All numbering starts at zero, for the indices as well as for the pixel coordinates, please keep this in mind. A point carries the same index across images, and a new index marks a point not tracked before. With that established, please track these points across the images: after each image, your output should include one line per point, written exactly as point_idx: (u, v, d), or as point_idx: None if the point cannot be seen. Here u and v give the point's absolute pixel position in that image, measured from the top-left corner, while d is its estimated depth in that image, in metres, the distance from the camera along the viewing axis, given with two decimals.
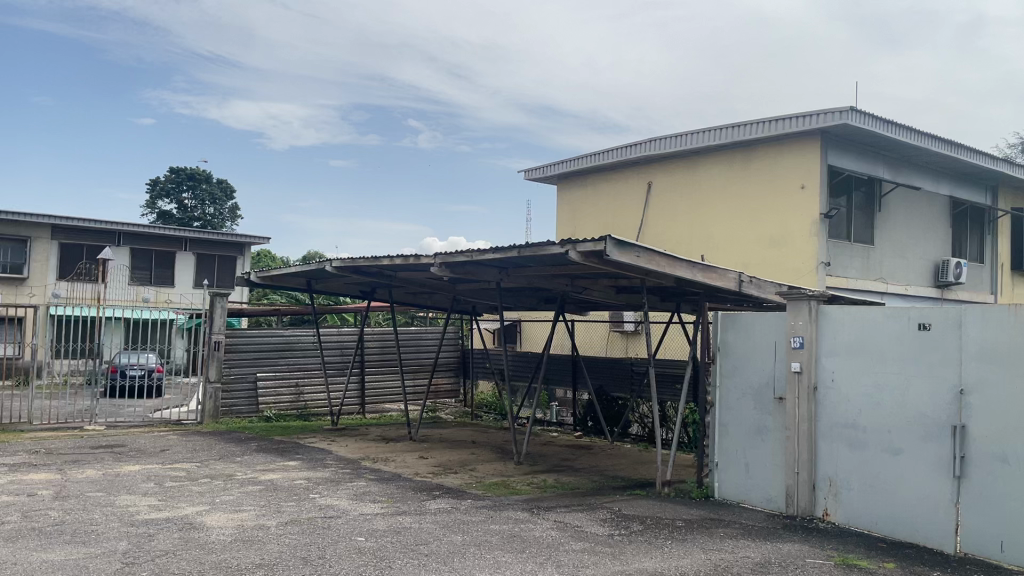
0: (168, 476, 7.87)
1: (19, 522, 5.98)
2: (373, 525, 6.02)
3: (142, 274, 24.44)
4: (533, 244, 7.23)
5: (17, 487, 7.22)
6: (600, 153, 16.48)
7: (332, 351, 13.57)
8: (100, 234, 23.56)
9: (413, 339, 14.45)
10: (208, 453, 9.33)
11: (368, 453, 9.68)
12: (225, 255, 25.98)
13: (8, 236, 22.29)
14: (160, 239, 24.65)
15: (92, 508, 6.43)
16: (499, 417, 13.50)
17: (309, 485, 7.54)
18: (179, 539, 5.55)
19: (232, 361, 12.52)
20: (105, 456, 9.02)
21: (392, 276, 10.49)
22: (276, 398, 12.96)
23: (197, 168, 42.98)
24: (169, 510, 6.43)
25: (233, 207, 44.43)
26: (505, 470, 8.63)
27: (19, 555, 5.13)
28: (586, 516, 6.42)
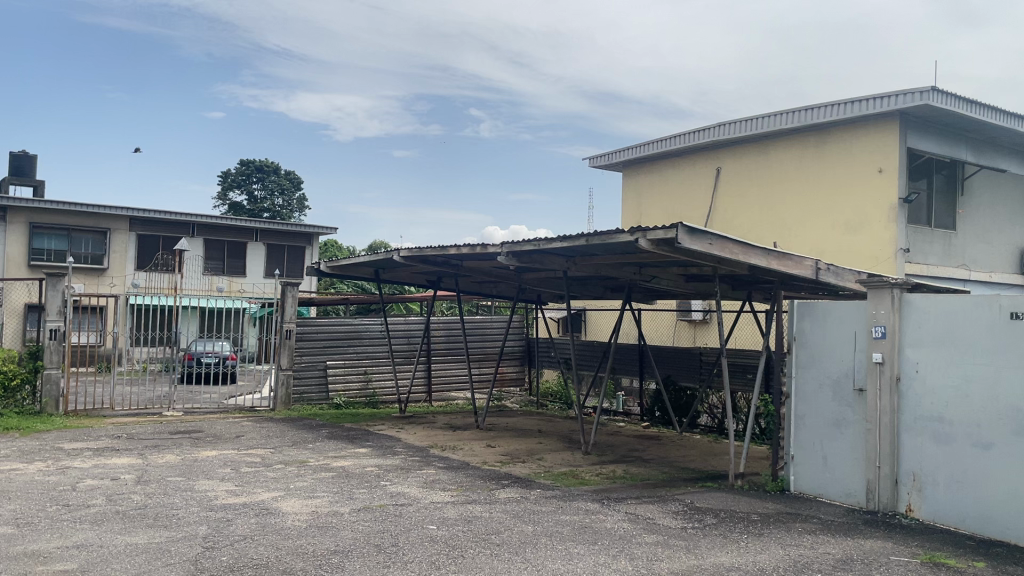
0: (244, 462, 8.05)
1: (104, 505, 6.19)
2: (445, 514, 6.04)
3: (215, 264, 25.08)
4: (601, 233, 7.13)
5: (101, 471, 7.48)
6: (668, 139, 16.19)
7: (399, 339, 13.71)
8: (176, 225, 24.28)
9: (478, 328, 14.50)
10: (281, 439, 9.51)
11: (436, 441, 9.74)
12: (294, 245, 26.51)
13: (90, 228, 23.14)
14: (233, 230, 25.26)
15: (172, 492, 6.62)
16: (565, 406, 13.43)
17: (380, 472, 7.62)
18: (257, 524, 5.66)
19: (304, 348, 12.80)
20: (184, 441, 9.28)
21: (458, 265, 10.51)
22: (345, 385, 13.14)
23: (265, 160, 44.03)
24: (246, 495, 6.57)
25: (300, 198, 45.25)
26: (574, 460, 8.57)
27: (105, 538, 5.30)
28: (658, 509, 6.32)
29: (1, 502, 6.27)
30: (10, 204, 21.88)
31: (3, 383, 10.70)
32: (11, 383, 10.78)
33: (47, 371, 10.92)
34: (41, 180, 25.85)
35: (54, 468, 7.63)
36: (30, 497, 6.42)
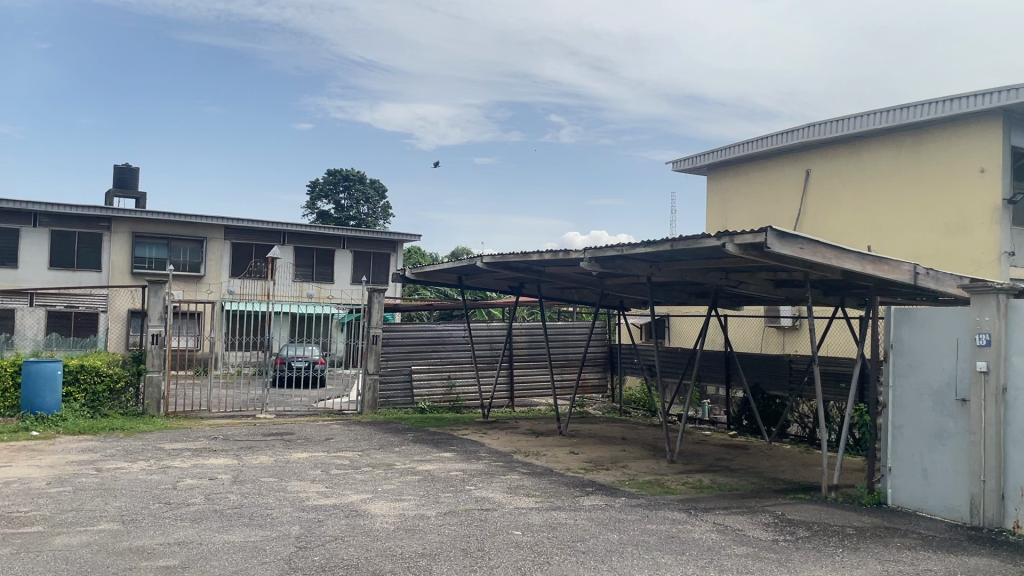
0: (333, 464, 8.24)
1: (203, 504, 6.44)
2: (530, 520, 6.04)
3: (304, 271, 25.81)
4: (687, 238, 7.03)
5: (200, 471, 7.79)
6: (754, 141, 15.88)
7: (482, 345, 13.81)
8: (268, 233, 25.12)
9: (561, 334, 14.48)
10: (368, 442, 9.71)
11: (519, 446, 9.77)
12: (379, 252, 27.05)
13: (187, 236, 24.15)
14: (322, 237, 25.98)
15: (267, 492, 6.84)
16: (649, 414, 13.28)
17: (465, 477, 7.69)
18: (347, 525, 5.79)
19: (390, 353, 13.05)
20: (277, 443, 9.58)
21: (541, 272, 10.51)
22: (429, 390, 13.32)
23: (351, 169, 45.16)
24: (336, 497, 6.73)
25: (385, 205, 46.12)
26: (659, 469, 8.45)
27: (205, 536, 5.51)
28: (747, 520, 6.18)
29: (108, 499, 6.59)
30: (114, 215, 23.03)
31: (109, 385, 11.30)
32: (117, 386, 11.37)
33: (150, 374, 11.46)
34: (143, 192, 27.09)
35: (156, 467, 7.99)
36: (134, 495, 6.74)
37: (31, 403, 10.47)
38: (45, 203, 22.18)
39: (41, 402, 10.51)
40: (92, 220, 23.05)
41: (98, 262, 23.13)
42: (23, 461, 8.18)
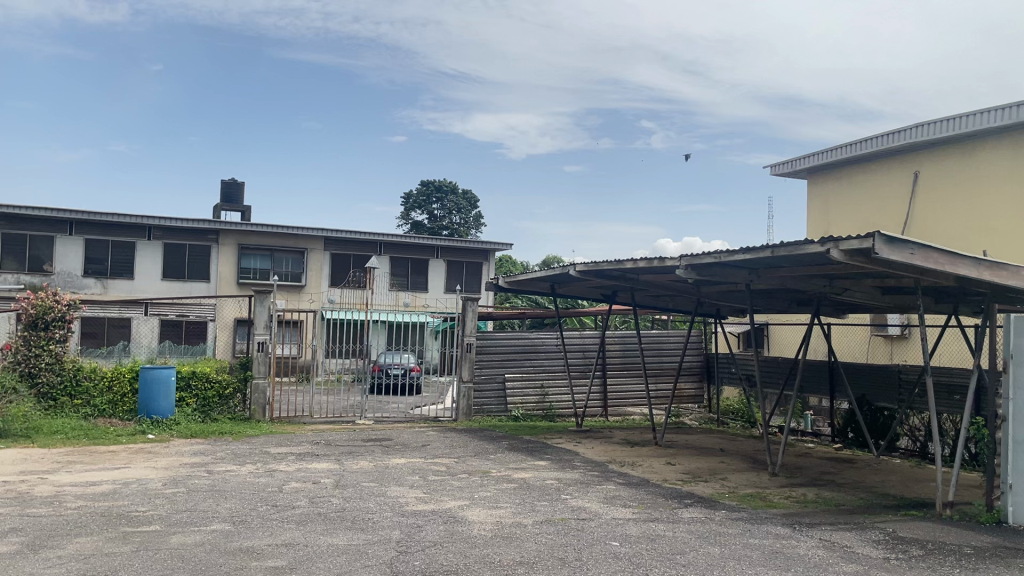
0: (430, 471, 8.36)
1: (308, 507, 6.64)
2: (627, 531, 5.97)
3: (400, 280, 26.36)
4: (789, 245, 6.83)
5: (303, 475, 8.04)
6: (857, 142, 15.37)
7: (575, 353, 13.74)
8: (365, 244, 25.78)
9: (655, 342, 14.29)
10: (464, 449, 9.81)
11: (615, 456, 9.68)
12: (472, 261, 27.35)
13: (290, 248, 25.04)
14: (417, 247, 26.48)
15: (367, 497, 7.00)
16: (748, 425, 12.94)
17: (560, 486, 7.66)
18: (445, 531, 5.86)
19: (484, 361, 13.16)
20: (375, 449, 9.80)
21: (635, 280, 10.39)
22: (523, 398, 13.36)
23: (444, 180, 45.94)
24: (434, 502, 6.82)
25: (477, 216, 46.69)
26: (760, 482, 8.21)
27: (310, 538, 5.68)
28: (856, 537, 5.93)
29: (219, 500, 6.88)
30: (222, 228, 24.11)
31: (218, 391, 11.81)
32: (225, 392, 11.86)
33: (256, 380, 11.90)
34: (248, 205, 28.25)
35: (263, 470, 8.31)
36: (243, 497, 7.01)
37: (148, 407, 11.07)
38: (159, 218, 23.41)
39: (156, 407, 11.09)
40: (202, 233, 24.17)
41: (207, 272, 24.24)
42: (141, 462, 8.64)
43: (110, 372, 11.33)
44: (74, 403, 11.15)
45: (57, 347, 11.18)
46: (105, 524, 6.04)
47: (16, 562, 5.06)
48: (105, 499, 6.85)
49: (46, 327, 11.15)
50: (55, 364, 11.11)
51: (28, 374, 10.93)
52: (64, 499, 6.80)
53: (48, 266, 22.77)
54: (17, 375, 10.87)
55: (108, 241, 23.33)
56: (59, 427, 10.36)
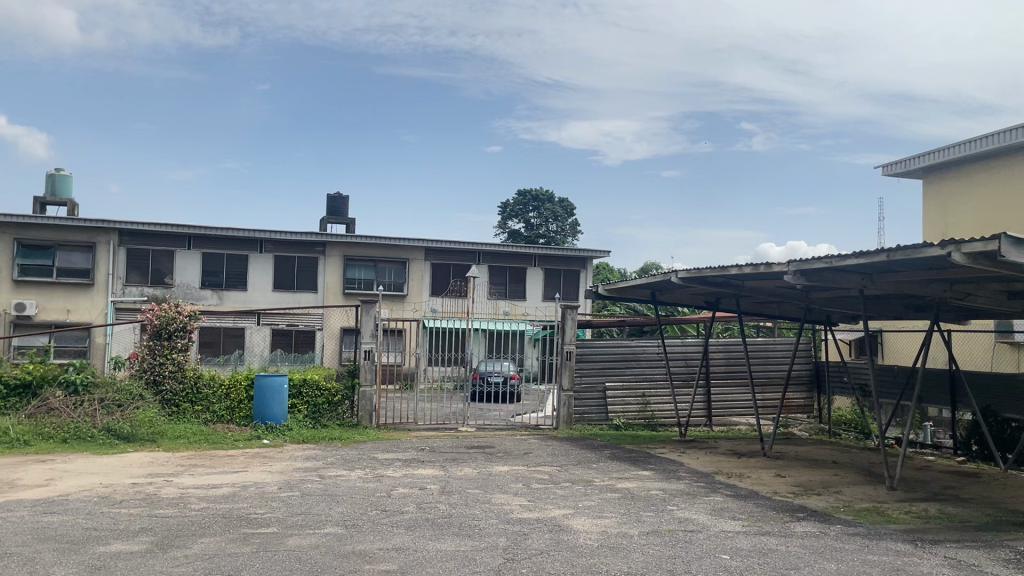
0: (533, 479, 8.39)
1: (416, 512, 6.78)
2: (738, 544, 5.84)
3: (499, 289, 26.62)
4: (906, 248, 6.53)
5: (410, 481, 8.21)
6: (975, 140, 14.63)
7: (677, 361, 13.52)
8: (464, 254, 26.17)
9: (761, 350, 13.90)
10: (566, 458, 9.81)
11: (721, 467, 9.47)
12: (570, 269, 27.32)
13: (393, 258, 25.67)
14: (515, 256, 26.67)
15: (473, 504, 7.08)
16: (861, 436, 12.42)
17: (665, 496, 7.55)
18: (551, 540, 5.86)
19: (584, 369, 13.13)
20: (479, 456, 9.92)
21: (741, 287, 10.16)
22: (624, 407, 13.24)
23: (541, 189, 46.17)
24: (539, 510, 6.84)
25: (573, 224, 46.67)
26: (876, 496, 7.86)
27: (419, 543, 5.80)
28: (984, 555, 5.60)
29: (332, 504, 7.10)
30: (328, 240, 24.93)
31: (328, 398, 12.21)
32: (334, 399, 12.24)
33: (363, 388, 12.24)
34: (352, 218, 29.12)
35: (371, 476, 8.53)
36: (354, 501, 7.22)
37: (262, 413, 11.53)
38: (269, 231, 24.43)
39: (270, 413, 11.54)
40: (309, 245, 25.08)
41: (315, 283, 25.12)
42: (257, 466, 9.02)
43: (228, 380, 11.88)
44: (195, 409, 11.73)
45: (179, 356, 11.81)
46: (226, 525, 6.33)
47: (147, 560, 5.36)
48: (225, 501, 7.19)
49: (169, 337, 11.82)
50: (178, 371, 11.71)
51: (153, 381, 11.63)
52: (187, 500, 7.16)
53: (169, 279, 24.07)
54: (143, 383, 11.59)
55: (223, 254, 24.49)
56: (181, 431, 10.93)
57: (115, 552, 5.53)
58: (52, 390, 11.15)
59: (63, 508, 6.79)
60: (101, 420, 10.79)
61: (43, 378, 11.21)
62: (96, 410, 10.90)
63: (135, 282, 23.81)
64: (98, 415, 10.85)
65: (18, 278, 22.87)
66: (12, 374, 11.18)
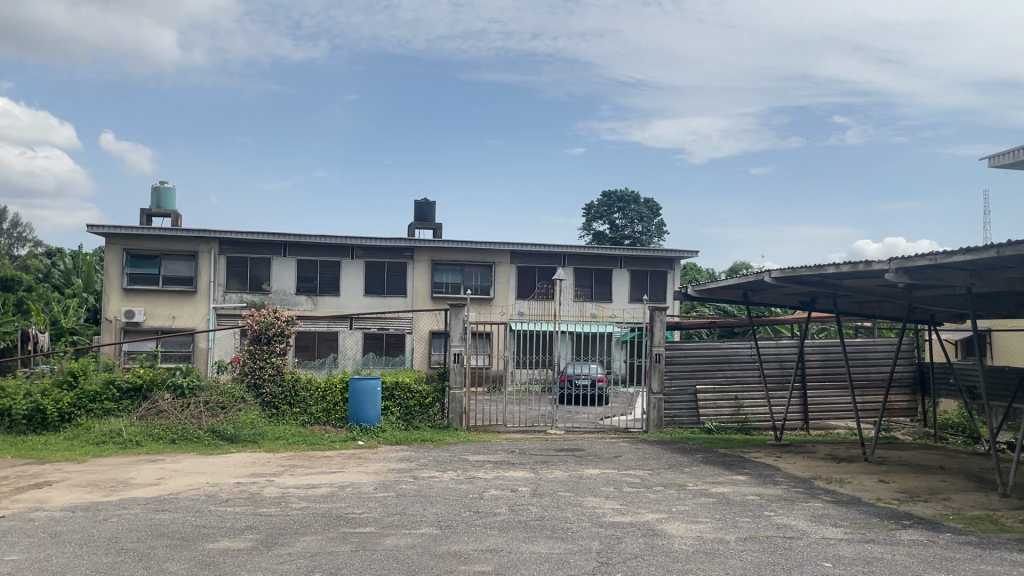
0: (625, 482, 8.32)
1: (508, 514, 6.83)
2: (840, 551, 5.65)
3: (585, 291, 26.53)
4: (1018, 243, 6.20)
5: (502, 483, 8.27)
6: None
7: (771, 363, 13.18)
8: (550, 256, 26.20)
9: (860, 351, 13.43)
10: (658, 461, 9.70)
11: (820, 472, 9.19)
12: (657, 270, 27.00)
13: (479, 262, 25.91)
14: (600, 258, 26.55)
15: (565, 507, 7.07)
16: (970, 441, 11.85)
17: (763, 502, 7.37)
18: (645, 544, 5.81)
19: (674, 372, 12.96)
20: (569, 459, 9.90)
21: (838, 286, 9.83)
22: (716, 410, 12.99)
23: (626, 190, 45.83)
24: (632, 514, 6.79)
25: (659, 224, 46.14)
26: (990, 504, 7.48)
27: (513, 545, 5.84)
28: None
29: (426, 505, 7.23)
30: (416, 245, 25.38)
31: (420, 401, 12.44)
32: (426, 401, 12.46)
33: (453, 390, 12.39)
34: (439, 223, 29.54)
35: (463, 477, 8.63)
36: (447, 502, 7.32)
37: (357, 415, 11.83)
38: (360, 238, 25.04)
39: (365, 415, 11.82)
40: (398, 250, 25.59)
41: (404, 288, 25.62)
42: (353, 467, 9.27)
43: (323, 383, 12.25)
44: (293, 411, 12.12)
45: (278, 359, 12.23)
46: (326, 524, 6.52)
47: (253, 557, 5.57)
48: (324, 500, 7.41)
49: (268, 341, 12.25)
50: (277, 374, 12.15)
51: (254, 384, 12.07)
52: (288, 500, 7.41)
53: (266, 285, 24.94)
54: (245, 386, 12.06)
55: (316, 261, 25.23)
56: (281, 432, 11.33)
57: (223, 549, 5.77)
58: (161, 392, 11.73)
59: (174, 506, 7.13)
60: (206, 421, 11.27)
61: (152, 381, 11.80)
62: (201, 412, 11.41)
63: (234, 289, 24.77)
64: (203, 417, 11.35)
65: (128, 286, 24.14)
66: (125, 377, 11.81)
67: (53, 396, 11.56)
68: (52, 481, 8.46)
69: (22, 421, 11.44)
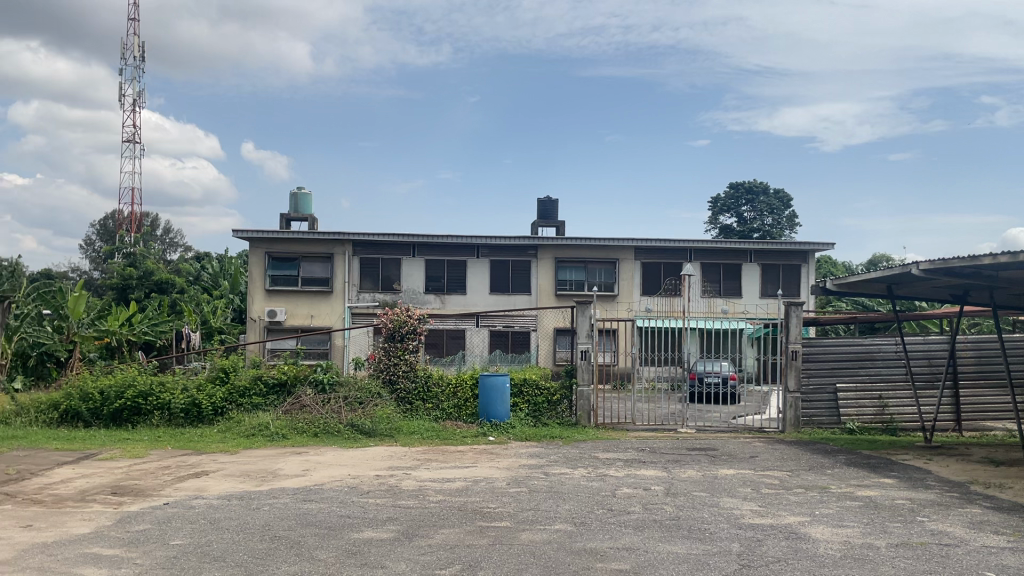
0: (763, 484, 8.07)
1: (642, 512, 6.76)
2: (1004, 561, 5.28)
3: (713, 287, 25.91)
4: None
5: (634, 481, 8.19)
6: None
7: (918, 361, 12.43)
8: (676, 252, 25.78)
9: (1019, 348, 12.48)
10: (797, 462, 9.35)
11: (977, 477, 8.59)
12: (789, 264, 26.06)
13: (603, 259, 25.82)
14: (728, 252, 25.90)
15: (701, 507, 6.93)
16: None
17: (914, 507, 6.97)
18: (788, 548, 5.62)
19: (811, 370, 12.47)
20: (702, 458, 9.70)
21: (994, 277, 9.18)
22: (858, 410, 12.39)
23: (755, 181, 44.42)
24: (772, 517, 6.58)
25: (791, 216, 44.47)
26: None
27: (649, 544, 5.78)
28: None
29: (559, 501, 7.25)
30: (540, 243, 25.53)
31: (548, 398, 12.51)
32: (553, 398, 12.52)
33: (581, 388, 12.34)
34: (563, 221, 29.60)
35: (594, 475, 8.61)
36: (580, 499, 7.33)
37: (487, 411, 12.00)
38: (486, 237, 25.45)
39: (495, 411, 11.98)
40: (523, 249, 25.81)
41: (528, 286, 25.82)
42: (485, 462, 9.44)
43: (454, 379, 12.52)
44: (426, 406, 12.44)
45: (410, 356, 12.61)
46: (463, 517, 6.67)
47: (396, 547, 5.78)
48: (460, 494, 7.57)
49: (402, 339, 12.64)
50: (410, 371, 12.52)
51: (389, 380, 12.49)
52: (426, 493, 7.63)
53: (396, 285, 25.75)
54: (380, 381, 12.49)
55: (443, 261, 25.82)
56: (416, 427, 11.66)
57: (368, 539, 6.01)
58: (304, 388, 12.34)
59: (320, 496, 7.47)
60: (346, 415, 11.77)
61: (296, 377, 12.42)
62: (341, 407, 11.92)
63: (367, 289, 25.71)
64: (343, 411, 11.84)
65: (269, 287, 25.44)
66: (271, 374, 12.49)
67: (207, 391, 12.37)
68: (209, 470, 9.05)
69: (180, 415, 12.29)
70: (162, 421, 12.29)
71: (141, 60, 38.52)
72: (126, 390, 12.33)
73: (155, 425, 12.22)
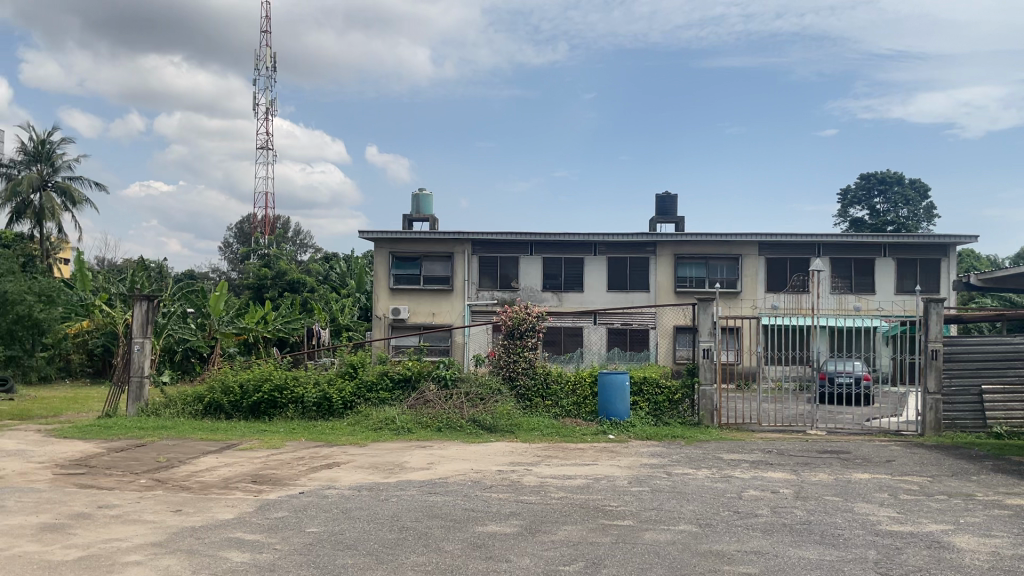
0: (901, 489, 7.67)
1: (770, 516, 6.56)
2: None
3: (843, 283, 24.81)
4: None
5: (762, 484, 7.96)
6: None
7: None
8: (803, 247, 24.81)
9: None
10: (938, 468, 8.82)
11: None
12: (927, 258, 24.63)
13: (725, 255, 25.20)
14: (860, 246, 24.74)
15: (834, 512, 6.66)
16: None
17: None
18: (930, 557, 5.33)
19: (952, 370, 11.75)
20: (835, 461, 9.33)
21: None
22: (1006, 412, 11.53)
23: (888, 171, 42.25)
24: (912, 524, 6.24)
25: (928, 207, 42.03)
26: None
27: (779, 548, 5.61)
28: None
29: (683, 502, 7.14)
30: (659, 239, 25.17)
31: (669, 396, 12.33)
32: (674, 397, 12.33)
33: (703, 387, 12.07)
34: (682, 217, 29.09)
35: (719, 476, 8.42)
36: (705, 500, 7.19)
37: (607, 409, 11.98)
38: (603, 234, 25.33)
39: (614, 409, 11.94)
40: (641, 245, 25.54)
41: (647, 283, 25.50)
42: (606, 459, 9.42)
43: (574, 376, 12.56)
44: (546, 403, 12.51)
45: (530, 354, 12.71)
46: (585, 515, 6.68)
47: (520, 542, 5.85)
48: (582, 492, 7.58)
49: (521, 336, 12.76)
50: (530, 368, 12.62)
51: (509, 377, 12.66)
52: (547, 489, 7.69)
53: (515, 282, 26.02)
54: (500, 379, 12.67)
55: (561, 259, 25.89)
56: (536, 424, 11.76)
57: (493, 532, 6.11)
58: (427, 383, 12.68)
59: (445, 489, 7.65)
60: (468, 411, 11.99)
61: (420, 373, 12.79)
62: (463, 403, 12.16)
63: (486, 287, 26.10)
64: (465, 407, 12.08)
65: (393, 286, 26.21)
66: (396, 369, 12.90)
67: (337, 385, 12.89)
68: (340, 462, 9.44)
69: (312, 408, 12.86)
70: (296, 414, 12.90)
71: (273, 71, 40.58)
72: (264, 384, 13.01)
73: (290, 418, 12.84)
